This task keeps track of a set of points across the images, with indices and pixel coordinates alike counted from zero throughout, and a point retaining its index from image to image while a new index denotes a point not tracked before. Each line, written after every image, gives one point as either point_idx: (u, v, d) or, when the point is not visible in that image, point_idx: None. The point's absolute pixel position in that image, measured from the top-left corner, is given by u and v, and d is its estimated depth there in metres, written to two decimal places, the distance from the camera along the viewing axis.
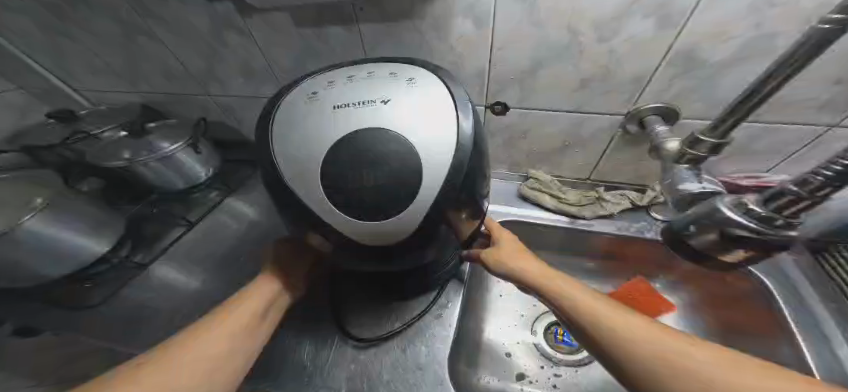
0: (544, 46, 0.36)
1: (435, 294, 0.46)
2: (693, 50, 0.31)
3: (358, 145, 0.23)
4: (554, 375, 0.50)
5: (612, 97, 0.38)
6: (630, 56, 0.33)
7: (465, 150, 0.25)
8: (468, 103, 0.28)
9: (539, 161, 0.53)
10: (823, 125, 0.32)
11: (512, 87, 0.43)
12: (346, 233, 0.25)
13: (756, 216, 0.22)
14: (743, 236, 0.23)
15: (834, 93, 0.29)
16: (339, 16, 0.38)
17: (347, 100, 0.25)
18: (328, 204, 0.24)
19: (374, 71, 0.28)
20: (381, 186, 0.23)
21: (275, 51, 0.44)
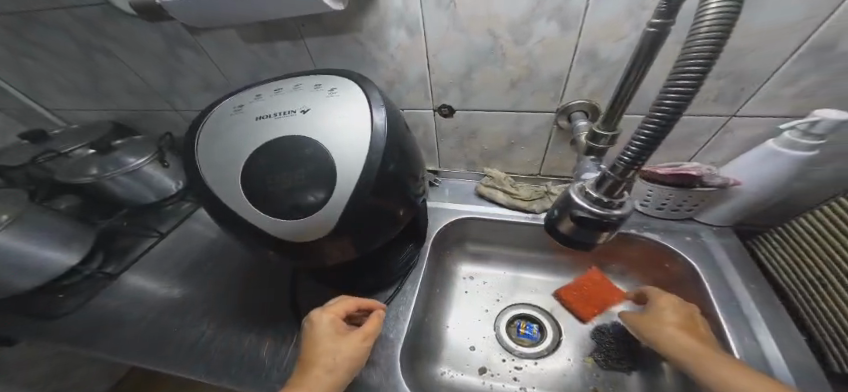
0: (473, 51, 0.39)
1: (393, 290, 0.48)
2: (594, 49, 0.34)
3: (275, 151, 0.26)
4: (515, 368, 0.50)
5: (539, 96, 0.41)
6: (545, 57, 0.37)
7: (376, 152, 0.27)
8: (382, 105, 0.29)
9: (492, 159, 0.55)
10: (725, 115, 0.36)
11: (453, 90, 0.45)
12: (269, 230, 0.27)
13: (592, 199, 0.19)
14: (587, 220, 0.20)
15: (720, 86, 0.33)
16: (282, 33, 0.41)
17: (269, 111, 0.28)
18: (248, 205, 0.26)
19: (301, 84, 0.30)
20: (296, 187, 0.25)
21: (228, 67, 0.46)
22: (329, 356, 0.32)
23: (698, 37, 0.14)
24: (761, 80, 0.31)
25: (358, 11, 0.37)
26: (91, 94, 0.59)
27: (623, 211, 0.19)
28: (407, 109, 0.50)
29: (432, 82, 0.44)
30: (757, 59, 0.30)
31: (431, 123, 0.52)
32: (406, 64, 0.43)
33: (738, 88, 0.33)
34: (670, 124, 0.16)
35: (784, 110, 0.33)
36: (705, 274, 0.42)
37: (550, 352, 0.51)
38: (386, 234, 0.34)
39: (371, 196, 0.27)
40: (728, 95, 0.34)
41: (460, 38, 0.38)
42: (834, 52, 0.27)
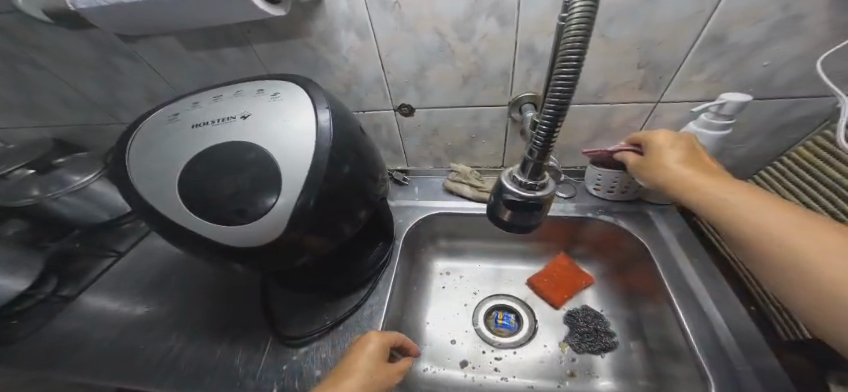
0: (423, 50, 0.39)
1: (367, 291, 0.48)
2: (532, 43, 0.37)
3: (213, 158, 0.25)
4: (495, 358, 0.51)
5: (491, 91, 0.44)
6: (490, 52, 0.39)
7: (322, 151, 0.26)
8: (327, 105, 0.29)
9: (457, 155, 0.57)
10: (651, 101, 0.40)
11: (409, 90, 0.45)
12: (219, 239, 0.26)
13: (519, 182, 0.20)
14: (517, 205, 0.20)
15: (643, 75, 0.37)
16: (227, 39, 0.40)
17: (207, 118, 0.27)
18: (192, 213, 0.25)
19: (242, 89, 0.30)
20: (239, 192, 0.25)
21: (174, 75, 0.45)
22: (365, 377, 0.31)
23: (571, 27, 0.15)
24: (674, 69, 0.36)
25: (304, 16, 0.37)
26: (26, 110, 0.55)
27: (546, 192, 0.20)
28: (364, 111, 0.49)
29: (386, 83, 0.44)
30: (669, 49, 0.34)
31: (394, 124, 0.52)
32: (358, 68, 0.42)
33: (657, 77, 0.37)
34: (566, 108, 0.17)
35: (697, 94, 0.38)
36: (654, 251, 0.45)
37: (527, 340, 0.52)
38: (342, 237, 0.33)
39: (317, 201, 0.27)
40: (651, 84, 0.38)
41: (410, 40, 0.38)
42: (726, 42, 0.32)
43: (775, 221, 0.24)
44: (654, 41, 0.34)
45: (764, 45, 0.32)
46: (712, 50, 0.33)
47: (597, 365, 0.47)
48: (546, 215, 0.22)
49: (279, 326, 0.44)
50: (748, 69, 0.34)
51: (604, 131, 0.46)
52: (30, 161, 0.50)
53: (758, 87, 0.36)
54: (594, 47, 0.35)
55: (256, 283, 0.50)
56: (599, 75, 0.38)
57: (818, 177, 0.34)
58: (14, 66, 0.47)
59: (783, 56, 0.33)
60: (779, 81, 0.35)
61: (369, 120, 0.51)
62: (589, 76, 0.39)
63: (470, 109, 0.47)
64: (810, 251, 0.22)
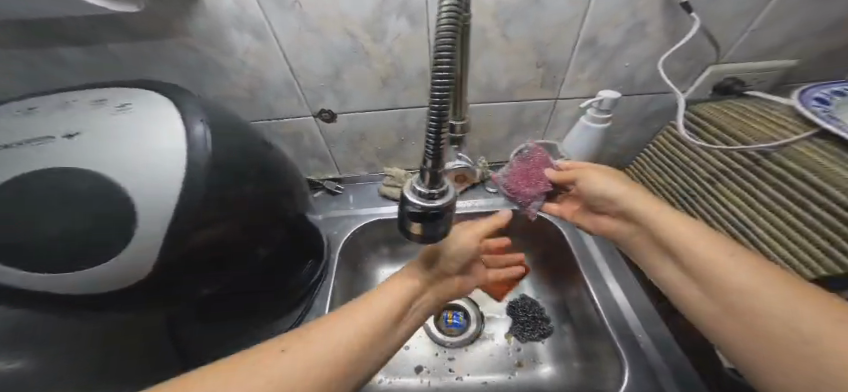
0: (334, 51, 0.37)
1: (301, 309, 0.44)
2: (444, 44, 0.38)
3: (19, 196, 0.19)
4: (449, 359, 0.51)
5: (412, 92, 0.43)
6: (405, 54, 0.38)
7: (196, 168, 0.21)
8: (204, 115, 0.24)
9: (390, 158, 0.55)
10: (551, 98, 0.45)
11: (326, 94, 0.42)
12: (58, 289, 0.21)
13: (419, 192, 0.19)
14: (420, 215, 0.19)
15: (541, 73, 0.41)
16: (73, 37, 0.32)
17: (13, 140, 0.20)
18: (13, 266, 0.19)
19: (73, 100, 0.23)
20: (66, 234, 0.19)
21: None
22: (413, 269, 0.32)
23: (441, 25, 0.15)
24: (564, 68, 0.41)
25: (177, 12, 0.31)
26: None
27: (446, 200, 0.20)
28: (278, 119, 0.45)
29: (297, 87, 0.41)
30: (557, 50, 0.39)
31: (315, 131, 0.47)
32: (260, 71, 0.38)
33: (553, 76, 0.42)
34: (449, 113, 0.16)
35: (585, 90, 0.44)
36: (569, 236, 0.51)
37: (476, 336, 0.53)
38: (251, 259, 0.30)
39: (203, 226, 0.22)
40: (550, 82, 0.42)
41: (316, 41, 0.36)
42: (598, 44, 0.38)
43: (722, 260, 0.26)
44: (544, 42, 0.38)
45: (624, 48, 0.38)
46: (588, 51, 0.39)
47: (539, 352, 0.50)
48: (453, 221, 0.22)
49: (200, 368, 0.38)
50: (616, 69, 0.41)
51: (518, 128, 0.50)
52: None
53: (627, 83, 0.43)
54: (498, 46, 0.38)
55: None
56: (505, 74, 0.42)
57: (671, 159, 0.41)
58: None
59: (638, 58, 0.40)
60: (639, 78, 0.42)
61: (286, 129, 0.47)
62: (498, 76, 0.42)
63: (394, 111, 0.46)
64: (745, 288, 0.24)
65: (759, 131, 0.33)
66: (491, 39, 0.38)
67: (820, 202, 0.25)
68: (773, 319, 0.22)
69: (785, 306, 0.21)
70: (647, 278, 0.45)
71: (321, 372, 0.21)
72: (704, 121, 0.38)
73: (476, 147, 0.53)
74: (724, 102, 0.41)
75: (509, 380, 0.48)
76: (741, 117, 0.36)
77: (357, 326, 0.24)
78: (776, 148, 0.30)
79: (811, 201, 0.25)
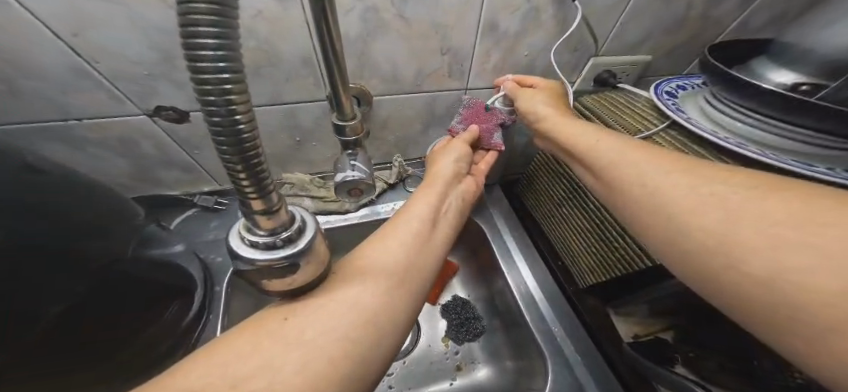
0: (157, 28, 0.26)
1: None
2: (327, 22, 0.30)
3: None
4: (386, 375, 0.47)
5: (298, 82, 0.35)
6: (275, 33, 0.30)
7: None
8: None
9: (288, 162, 0.46)
10: (461, 89, 0.42)
11: (162, 85, 0.30)
12: None
13: (258, 244, 0.13)
14: (273, 272, 0.14)
15: (446, 62, 0.38)
16: None
17: None
18: None
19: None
20: None
21: None
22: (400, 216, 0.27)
23: None
24: (469, 57, 0.38)
25: None
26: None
27: (306, 241, 0.14)
28: (89, 119, 0.31)
29: (109, 74, 0.28)
30: (458, 33, 0.35)
31: (162, 135, 0.35)
32: (26, 48, 0.24)
33: (459, 64, 0.39)
34: (253, 134, 0.10)
35: (491, 81, 0.42)
36: (489, 233, 0.51)
37: (414, 345, 0.50)
38: (26, 336, 0.19)
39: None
40: (457, 70, 0.39)
41: (117, 10, 0.24)
42: (498, 30, 0.36)
43: (708, 214, 0.21)
44: (447, 25, 0.34)
45: (523, 35, 0.38)
46: (490, 37, 0.37)
47: (475, 350, 0.50)
48: (326, 257, 0.17)
49: None
50: (517, 57, 0.40)
51: (432, 121, 0.46)
52: None
53: (528, 72, 0.43)
54: (394, 27, 0.33)
55: None
56: (409, 62, 0.37)
57: None
58: None
59: (536, 47, 0.40)
60: (538, 67, 0.43)
61: (113, 134, 0.33)
62: (400, 64, 0.37)
63: (279, 107, 0.37)
64: (733, 238, 0.19)
65: (630, 123, 0.36)
66: (385, 19, 0.32)
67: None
68: (777, 277, 0.17)
69: (789, 258, 0.17)
70: (559, 262, 0.49)
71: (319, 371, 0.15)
72: (587, 112, 0.41)
73: (390, 144, 0.48)
74: (601, 94, 0.44)
75: (451, 386, 0.47)
76: (614, 109, 0.39)
77: (370, 303, 0.18)
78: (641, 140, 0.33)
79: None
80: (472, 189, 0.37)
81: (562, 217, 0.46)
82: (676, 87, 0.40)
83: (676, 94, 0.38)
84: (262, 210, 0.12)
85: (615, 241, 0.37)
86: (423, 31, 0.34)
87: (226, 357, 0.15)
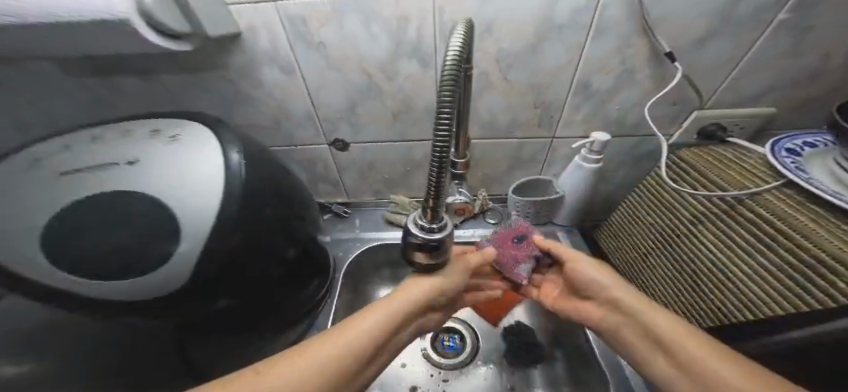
0: (352, 89, 0.42)
1: (304, 325, 0.45)
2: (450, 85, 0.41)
3: (82, 216, 0.21)
4: (443, 381, 0.51)
5: (420, 126, 0.47)
6: (414, 91, 0.42)
7: (234, 184, 0.25)
8: (234, 138, 0.27)
9: (396, 186, 0.58)
10: (548, 137, 0.48)
11: (343, 124, 0.46)
12: (110, 298, 0.23)
13: (422, 227, 0.22)
14: (423, 246, 0.23)
15: (539, 114, 0.45)
16: (129, 68, 0.38)
17: (79, 165, 0.23)
18: (67, 279, 0.22)
19: (129, 129, 0.26)
20: (116, 247, 0.21)
21: (59, 101, 0.41)
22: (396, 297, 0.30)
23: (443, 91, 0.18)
24: (560, 109, 0.45)
25: (219, 50, 0.37)
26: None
27: (444, 233, 0.23)
28: (297, 145, 0.48)
29: (318, 118, 0.45)
30: (553, 92, 0.42)
31: (329, 158, 0.51)
32: (286, 101, 0.42)
33: (550, 116, 0.45)
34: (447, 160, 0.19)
35: (579, 131, 0.47)
36: None
37: (471, 360, 0.53)
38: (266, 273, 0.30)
39: (229, 250, 0.25)
40: (547, 122, 0.46)
41: (337, 77, 0.40)
42: (590, 88, 0.42)
43: (689, 346, 0.26)
44: (543, 86, 0.42)
45: (615, 91, 0.42)
46: (583, 94, 0.43)
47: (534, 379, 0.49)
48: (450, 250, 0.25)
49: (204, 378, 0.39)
50: (609, 110, 0.44)
51: (517, 163, 0.53)
52: None
53: (618, 124, 0.46)
54: (500, 88, 0.42)
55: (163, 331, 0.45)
56: (507, 113, 0.45)
57: (649, 199, 0.44)
58: None
59: (627, 102, 0.43)
60: (630, 119, 0.46)
61: (302, 155, 0.50)
62: (499, 115, 0.46)
63: (402, 145, 0.50)
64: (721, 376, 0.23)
65: (733, 178, 0.35)
66: (493, 81, 0.42)
67: (777, 237, 0.27)
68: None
69: None
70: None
71: None
72: (685, 166, 0.41)
73: (479, 178, 0.56)
74: (702, 149, 0.43)
75: None
76: (717, 165, 0.38)
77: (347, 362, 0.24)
78: (748, 196, 0.32)
79: (766, 235, 0.28)
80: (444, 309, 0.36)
81: (646, 266, 0.42)
82: (801, 144, 0.37)
83: (801, 151, 0.36)
84: (431, 210, 0.22)
85: (708, 299, 0.32)
86: (524, 91, 0.42)
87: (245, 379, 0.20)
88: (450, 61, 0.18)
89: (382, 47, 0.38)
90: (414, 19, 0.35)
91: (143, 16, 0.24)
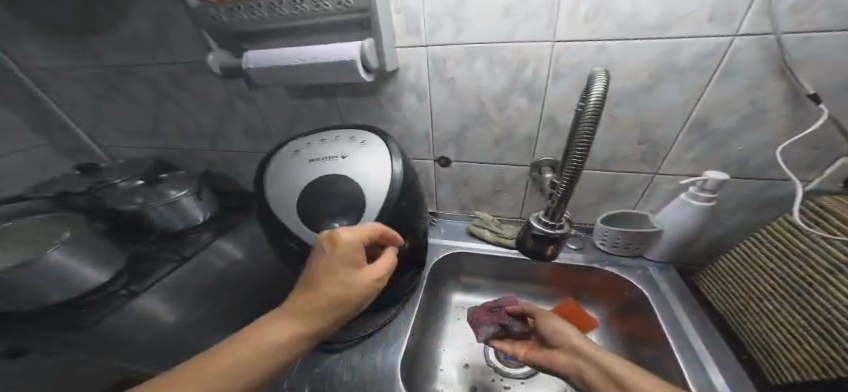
0: (466, 115, 0.51)
1: (396, 310, 0.55)
2: (555, 119, 0.46)
3: (318, 185, 0.36)
4: (504, 386, 0.56)
5: (518, 152, 0.52)
6: (520, 121, 0.48)
7: (396, 180, 0.37)
8: (395, 147, 0.41)
9: (482, 203, 0.64)
10: (649, 173, 0.46)
11: (450, 144, 0.56)
12: (312, 244, 0.36)
13: (545, 222, 0.31)
14: (542, 235, 0.31)
15: (643, 150, 0.44)
16: (320, 93, 0.56)
17: (318, 156, 0.38)
18: (300, 224, 0.36)
19: (338, 135, 0.42)
20: (332, 207, 0.35)
21: (270, 115, 0.61)
22: (317, 290, 0.30)
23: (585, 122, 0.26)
24: (668, 145, 0.43)
25: (382, 83, 0.51)
26: (146, 136, 0.72)
27: (562, 230, 0.31)
28: (412, 159, 0.60)
29: (435, 137, 0.55)
30: (660, 131, 0.42)
31: (431, 172, 0.62)
32: (415, 121, 0.54)
33: (655, 152, 0.44)
34: (580, 172, 0.28)
35: (687, 170, 0.44)
36: (655, 302, 0.48)
37: (535, 371, 0.58)
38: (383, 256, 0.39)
39: (374, 235, 0.36)
40: (653, 158, 0.44)
41: (458, 104, 0.50)
42: (709, 127, 0.39)
43: None
44: (651, 124, 0.41)
45: (736, 134, 0.39)
46: (698, 133, 0.40)
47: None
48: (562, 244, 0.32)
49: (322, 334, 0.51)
50: (728, 152, 0.41)
51: (609, 195, 0.51)
52: (133, 174, 0.60)
53: (739, 167, 0.42)
54: (603, 123, 0.44)
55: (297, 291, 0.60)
56: (606, 148, 0.46)
57: (772, 245, 0.40)
58: (158, 103, 0.64)
59: (754, 145, 0.39)
60: (753, 164, 0.41)
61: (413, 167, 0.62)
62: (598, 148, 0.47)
63: (496, 167, 0.56)
64: None
65: None
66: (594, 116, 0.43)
67: None
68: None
69: None
70: (745, 355, 0.41)
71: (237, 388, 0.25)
72: (826, 214, 0.35)
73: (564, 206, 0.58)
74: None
75: None
76: None
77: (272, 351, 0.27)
78: None
79: None
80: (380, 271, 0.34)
81: (760, 310, 0.39)
82: None
83: None
84: (555, 209, 0.30)
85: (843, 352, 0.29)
86: (630, 127, 0.43)
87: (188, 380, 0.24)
88: (593, 103, 0.26)
89: (501, 82, 0.45)
90: (532, 63, 0.42)
91: (361, 58, 0.42)
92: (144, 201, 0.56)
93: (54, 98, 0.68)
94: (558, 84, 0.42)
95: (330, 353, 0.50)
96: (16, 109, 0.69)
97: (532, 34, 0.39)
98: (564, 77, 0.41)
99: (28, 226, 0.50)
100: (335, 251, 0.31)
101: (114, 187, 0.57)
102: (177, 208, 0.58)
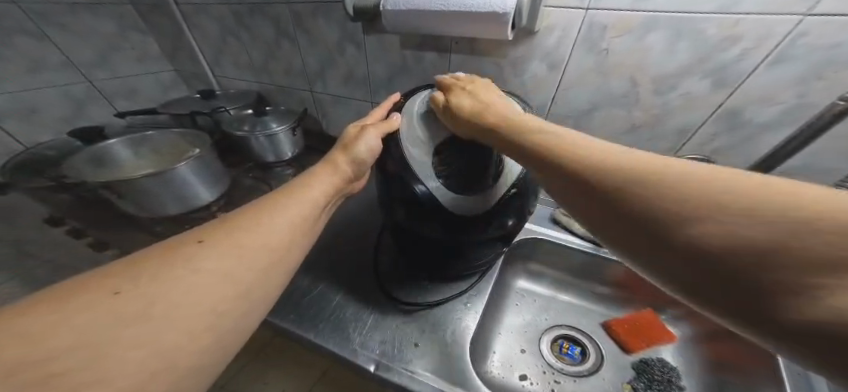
0: (605, 93, 0.43)
1: (466, 284, 0.55)
2: (738, 111, 0.37)
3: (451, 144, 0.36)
4: (555, 381, 0.55)
5: (655, 144, 0.44)
6: (677, 109, 0.40)
7: None
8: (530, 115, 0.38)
9: None
10: None
11: (567, 123, 0.49)
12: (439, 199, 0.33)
13: None
14: None
15: None
16: (435, 46, 0.53)
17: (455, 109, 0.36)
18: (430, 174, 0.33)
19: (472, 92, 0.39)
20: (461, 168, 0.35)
21: (376, 63, 0.61)
22: (310, 184, 0.33)
23: None
24: None
25: (510, 43, 0.46)
26: (261, 68, 0.81)
27: None
28: None
29: (552, 112, 0.49)
30: None
31: None
32: (536, 91, 0.48)
33: None
34: None
35: None
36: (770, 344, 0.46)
37: (591, 372, 0.56)
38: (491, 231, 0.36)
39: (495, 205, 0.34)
40: None
41: (598, 80, 0.42)
42: None
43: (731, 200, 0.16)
44: None
45: None
46: None
47: None
48: None
49: (394, 293, 0.52)
50: None
51: None
52: (241, 105, 0.70)
53: None
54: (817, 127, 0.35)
55: (371, 243, 0.62)
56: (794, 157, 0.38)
57: None
58: (280, 42, 0.70)
59: None
60: None
61: None
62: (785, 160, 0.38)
63: None
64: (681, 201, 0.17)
65: None
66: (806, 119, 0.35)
67: None
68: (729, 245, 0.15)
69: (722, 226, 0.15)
70: None
71: (222, 282, 0.22)
72: None
73: None
74: None
75: None
76: None
77: (251, 243, 0.24)
78: None
79: None
80: (344, 179, 0.36)
81: None
82: None
83: None
84: None
85: None
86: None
87: (141, 276, 0.20)
88: None
89: (679, 63, 0.37)
90: (743, 41, 0.33)
91: (515, 12, 0.37)
92: (251, 129, 0.63)
93: (206, 28, 0.81)
94: (768, 73, 0.33)
95: (407, 313, 0.49)
96: (156, 37, 0.89)
97: (770, 1, 0.30)
98: (786, 62, 0.32)
99: (172, 139, 0.64)
100: (338, 152, 0.37)
101: (230, 113, 0.67)
102: (274, 141, 0.66)
